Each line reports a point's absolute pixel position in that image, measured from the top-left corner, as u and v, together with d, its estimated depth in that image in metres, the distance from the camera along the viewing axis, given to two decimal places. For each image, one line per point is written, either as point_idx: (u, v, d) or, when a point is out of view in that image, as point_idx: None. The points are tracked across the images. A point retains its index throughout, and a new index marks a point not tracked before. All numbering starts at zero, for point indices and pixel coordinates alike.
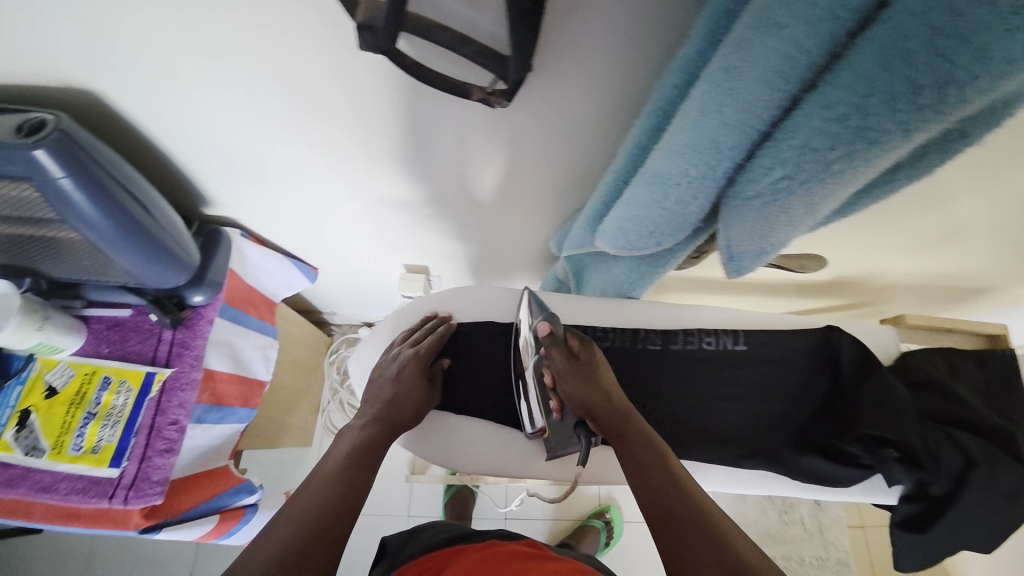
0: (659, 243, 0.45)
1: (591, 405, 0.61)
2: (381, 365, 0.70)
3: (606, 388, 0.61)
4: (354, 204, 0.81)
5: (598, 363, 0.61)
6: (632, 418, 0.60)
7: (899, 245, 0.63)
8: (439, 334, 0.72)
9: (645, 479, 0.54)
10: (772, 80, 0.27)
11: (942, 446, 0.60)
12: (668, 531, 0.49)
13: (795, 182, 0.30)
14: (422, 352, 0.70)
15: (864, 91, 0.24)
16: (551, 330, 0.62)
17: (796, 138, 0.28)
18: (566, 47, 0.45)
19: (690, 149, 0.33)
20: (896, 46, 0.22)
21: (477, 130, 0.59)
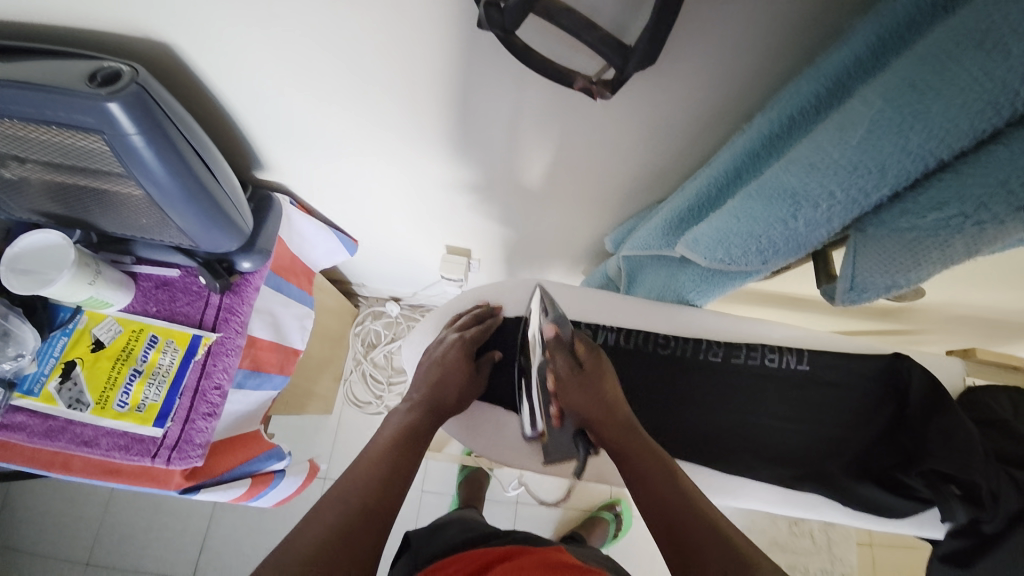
0: (764, 260, 0.42)
1: (593, 417, 0.60)
2: (428, 349, 0.69)
3: (607, 401, 0.60)
4: (409, 182, 0.78)
5: (600, 371, 0.61)
6: (636, 433, 0.58)
7: (988, 278, 0.60)
8: (486, 326, 0.70)
9: (653, 493, 0.52)
10: (981, 109, 0.24)
11: (1002, 486, 0.57)
12: (677, 543, 0.47)
13: (973, 222, 0.27)
14: (467, 338, 0.68)
15: None
16: (558, 333, 0.59)
17: (989, 174, 0.26)
18: (689, 39, 0.42)
19: (842, 171, 0.31)
20: None
21: (562, 119, 0.56)
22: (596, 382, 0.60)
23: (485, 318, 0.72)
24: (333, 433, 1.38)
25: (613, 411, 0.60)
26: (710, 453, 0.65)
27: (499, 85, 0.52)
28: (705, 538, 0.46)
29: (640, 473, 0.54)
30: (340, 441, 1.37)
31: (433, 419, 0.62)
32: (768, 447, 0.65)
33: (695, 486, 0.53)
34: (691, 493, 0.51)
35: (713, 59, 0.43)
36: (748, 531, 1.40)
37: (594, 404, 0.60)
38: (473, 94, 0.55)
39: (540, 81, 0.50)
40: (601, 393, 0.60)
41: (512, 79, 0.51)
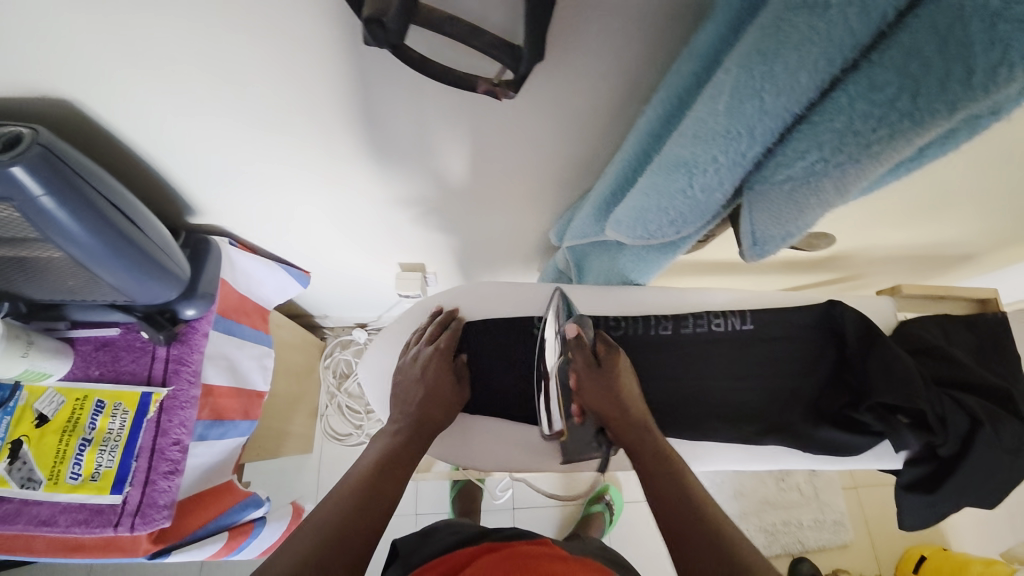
0: (678, 231, 0.45)
1: (607, 416, 0.61)
2: (403, 368, 0.68)
3: (622, 400, 0.61)
4: (348, 205, 0.78)
5: (612, 368, 0.62)
6: (648, 432, 0.60)
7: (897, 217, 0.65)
8: (453, 331, 0.71)
9: (657, 491, 0.55)
10: (820, 63, 0.26)
11: (947, 409, 0.60)
12: (677, 539, 0.50)
13: (838, 166, 0.30)
14: (443, 347, 0.69)
15: (914, 71, 0.24)
16: (580, 334, 0.62)
17: (836, 120, 0.28)
18: (576, 36, 0.44)
19: (721, 137, 0.33)
20: (957, 23, 0.22)
21: (481, 124, 0.57)
22: (609, 380, 0.62)
23: (449, 324, 0.72)
24: (317, 470, 1.34)
25: (625, 410, 0.61)
26: (675, 422, 0.67)
27: (413, 99, 0.54)
28: (703, 535, 0.49)
29: (647, 470, 0.57)
30: (325, 478, 1.34)
31: (414, 439, 0.61)
32: (729, 408, 0.68)
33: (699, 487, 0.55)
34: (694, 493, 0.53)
35: (603, 51, 0.46)
36: (739, 495, 1.45)
37: (608, 401, 0.61)
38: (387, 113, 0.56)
39: (449, 90, 0.52)
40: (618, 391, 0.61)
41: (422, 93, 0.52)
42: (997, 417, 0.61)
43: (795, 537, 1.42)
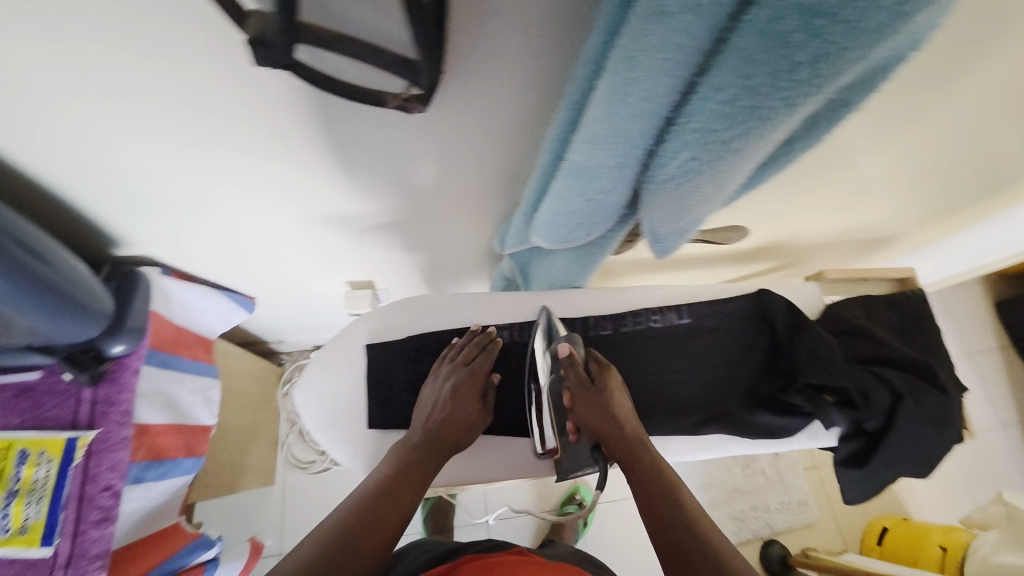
0: (590, 231, 0.46)
1: (603, 433, 0.59)
2: (428, 384, 0.64)
3: (616, 417, 0.59)
4: (281, 227, 0.76)
5: (606, 385, 0.61)
6: (643, 447, 0.59)
7: (812, 203, 0.69)
8: (487, 351, 0.65)
9: (656, 512, 0.53)
10: (670, 66, 0.27)
11: (869, 385, 0.63)
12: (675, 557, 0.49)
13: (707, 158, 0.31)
14: (475, 369, 0.64)
15: (749, 72, 0.25)
16: (571, 351, 0.62)
17: (694, 121, 0.29)
18: (478, 47, 0.44)
19: (603, 141, 0.34)
20: (774, 25, 0.23)
21: (402, 140, 0.57)
22: (602, 397, 0.60)
23: (488, 345, 0.67)
24: (281, 503, 1.29)
25: (622, 427, 0.59)
26: None
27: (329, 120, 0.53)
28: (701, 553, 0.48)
29: (645, 491, 0.55)
30: (289, 509, 1.29)
31: (420, 467, 0.58)
32: (672, 401, 0.69)
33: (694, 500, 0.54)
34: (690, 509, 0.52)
35: (508, 61, 0.46)
36: (707, 485, 1.48)
37: (604, 417, 0.59)
38: (304, 134, 0.54)
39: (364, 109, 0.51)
40: (611, 409, 0.60)
41: (336, 114, 0.51)
42: (918, 390, 0.64)
43: (763, 521, 1.46)
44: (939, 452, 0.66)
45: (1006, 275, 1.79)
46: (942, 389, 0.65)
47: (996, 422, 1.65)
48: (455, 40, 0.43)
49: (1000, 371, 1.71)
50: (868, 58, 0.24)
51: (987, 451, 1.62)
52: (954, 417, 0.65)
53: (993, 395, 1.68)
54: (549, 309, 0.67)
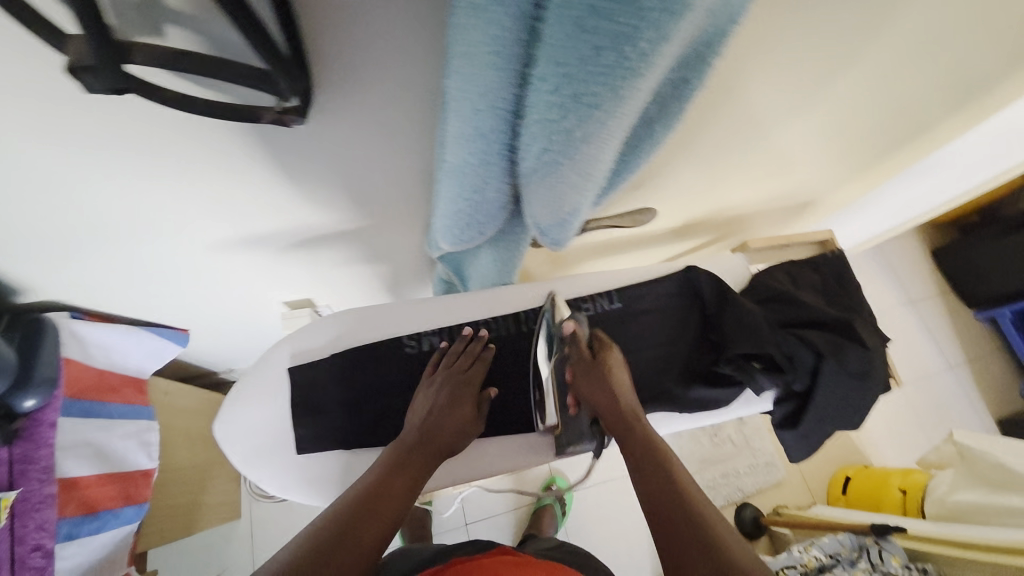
0: (483, 231, 0.44)
1: (602, 408, 0.59)
2: (424, 384, 0.61)
3: (616, 393, 0.58)
4: (196, 256, 0.72)
5: (609, 360, 0.60)
6: (640, 425, 0.57)
7: (717, 154, 0.70)
8: (481, 358, 0.63)
9: (648, 484, 0.52)
10: (492, 61, 0.26)
11: (792, 348, 0.66)
12: (667, 535, 0.48)
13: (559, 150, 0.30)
14: (470, 375, 0.61)
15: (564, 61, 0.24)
16: (575, 330, 0.61)
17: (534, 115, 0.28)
18: (345, 56, 0.42)
19: (460, 141, 0.32)
20: (568, 12, 0.22)
21: (296, 156, 0.54)
22: (605, 373, 0.59)
23: (481, 352, 0.64)
24: (249, 536, 1.25)
25: (619, 401, 0.58)
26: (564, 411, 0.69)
27: (211, 142, 0.50)
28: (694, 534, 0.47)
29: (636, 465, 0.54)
30: (259, 541, 1.25)
31: (407, 474, 0.53)
32: None
33: (690, 481, 0.52)
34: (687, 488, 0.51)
35: (385, 69, 0.44)
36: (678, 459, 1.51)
37: (605, 390, 0.58)
38: (191, 159, 0.52)
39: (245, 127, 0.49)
40: (611, 384, 0.58)
41: (218, 134, 0.49)
42: (839, 347, 0.66)
43: (734, 486, 1.51)
44: (866, 404, 0.69)
45: (938, 224, 1.88)
46: (862, 342, 0.67)
47: (942, 363, 1.74)
48: (321, 48, 0.41)
49: (941, 315, 1.80)
50: (679, 38, 0.24)
51: (936, 392, 1.70)
52: (878, 371, 0.67)
53: (937, 339, 1.77)
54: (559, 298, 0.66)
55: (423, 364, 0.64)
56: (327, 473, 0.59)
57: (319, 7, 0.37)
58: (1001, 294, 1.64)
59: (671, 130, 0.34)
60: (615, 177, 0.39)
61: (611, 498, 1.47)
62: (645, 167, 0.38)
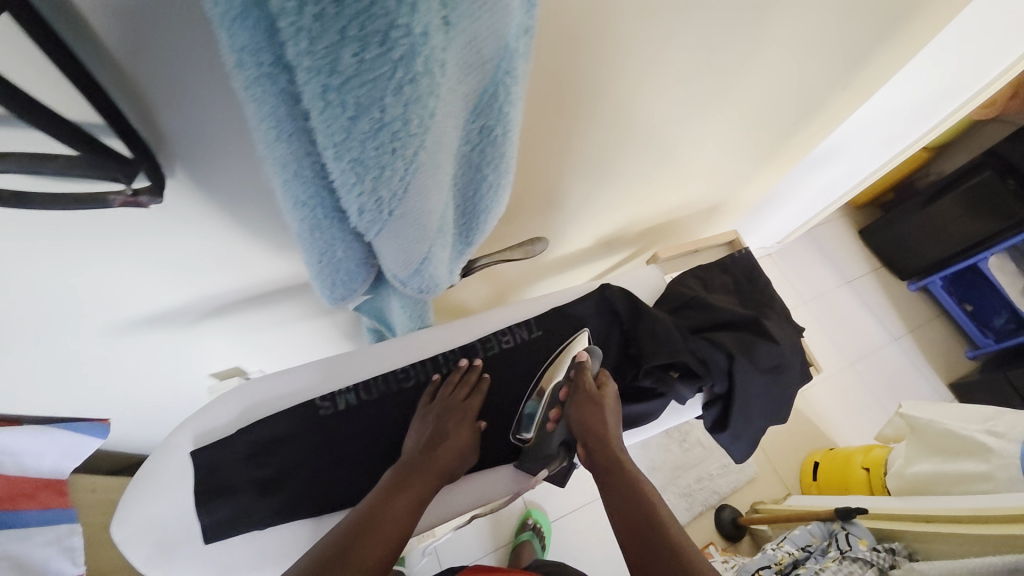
0: (354, 289, 0.43)
1: (586, 430, 0.63)
2: (442, 396, 0.65)
3: (606, 420, 0.63)
4: (96, 345, 0.68)
5: (606, 394, 0.65)
6: (621, 463, 0.59)
7: (607, 169, 0.73)
8: (482, 391, 0.67)
9: (620, 506, 0.55)
10: (274, 133, 0.26)
11: (704, 351, 0.67)
12: (645, 572, 0.48)
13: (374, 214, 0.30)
14: (472, 406, 0.65)
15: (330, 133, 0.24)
16: (587, 361, 0.67)
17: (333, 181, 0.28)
18: (190, 136, 0.41)
19: (285, 207, 0.32)
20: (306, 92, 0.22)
21: (172, 240, 0.53)
22: (598, 404, 0.64)
23: (476, 382, 0.67)
24: None
25: (604, 429, 0.62)
26: (495, 448, 0.69)
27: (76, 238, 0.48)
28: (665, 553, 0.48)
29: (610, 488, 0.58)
30: None
31: (409, 495, 0.55)
32: None
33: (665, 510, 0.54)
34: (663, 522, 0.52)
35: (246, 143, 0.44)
36: (653, 471, 1.50)
37: (595, 419, 0.63)
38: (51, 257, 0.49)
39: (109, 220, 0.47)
40: (602, 413, 0.63)
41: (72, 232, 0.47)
42: (749, 345, 0.69)
43: (711, 490, 1.50)
44: (785, 395, 0.71)
45: (858, 206, 2.01)
46: (770, 336, 0.70)
47: (888, 336, 1.82)
48: (166, 129, 0.40)
49: (879, 291, 1.89)
50: (440, 98, 0.25)
51: (887, 365, 1.77)
52: (790, 361, 0.70)
53: (878, 314, 1.85)
54: (585, 333, 0.70)
55: (339, 424, 0.62)
56: (245, 553, 0.57)
57: (148, 93, 0.37)
58: (931, 263, 1.74)
59: (499, 169, 0.35)
60: (467, 214, 0.39)
61: (591, 523, 1.43)
62: (493, 207, 0.38)
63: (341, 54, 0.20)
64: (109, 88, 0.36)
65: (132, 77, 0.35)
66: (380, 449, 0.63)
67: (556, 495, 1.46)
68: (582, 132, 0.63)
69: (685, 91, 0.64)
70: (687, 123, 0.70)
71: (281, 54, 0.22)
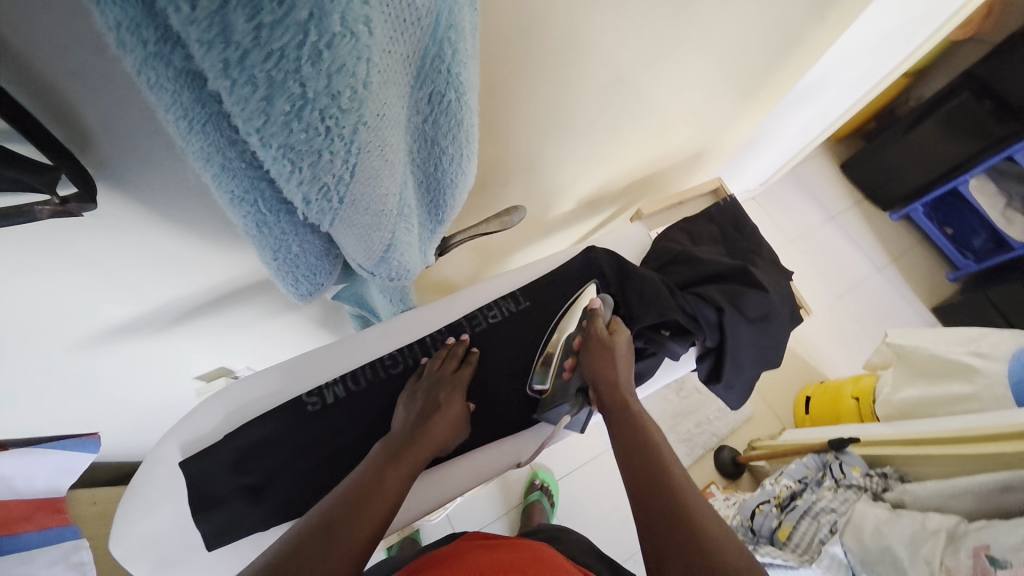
0: (323, 284, 0.40)
1: (600, 378, 0.61)
2: (432, 368, 0.64)
3: (618, 366, 0.61)
4: (66, 364, 0.65)
5: (618, 340, 0.63)
6: (632, 411, 0.58)
7: (582, 127, 0.69)
8: (472, 360, 0.66)
9: (630, 458, 0.53)
10: (187, 125, 0.23)
11: (692, 306, 0.67)
12: (648, 524, 0.46)
13: (319, 207, 0.27)
14: (463, 376, 0.64)
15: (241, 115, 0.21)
16: (599, 307, 0.66)
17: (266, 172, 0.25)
18: (122, 140, 0.37)
19: (224, 206, 0.29)
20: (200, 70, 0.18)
21: (124, 248, 0.49)
22: (608, 350, 0.62)
23: (466, 355, 0.66)
24: None
25: (617, 377, 0.60)
26: (491, 423, 0.68)
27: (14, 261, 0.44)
28: (670, 505, 0.46)
29: (620, 439, 0.56)
30: None
31: (401, 467, 0.55)
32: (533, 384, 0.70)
33: (678, 465, 0.51)
34: (671, 471, 0.49)
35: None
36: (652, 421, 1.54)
37: (608, 367, 0.61)
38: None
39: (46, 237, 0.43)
40: (615, 361, 0.61)
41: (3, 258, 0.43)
42: (738, 295, 0.68)
43: (709, 432, 1.56)
44: (777, 341, 0.71)
45: (840, 139, 1.98)
46: (759, 284, 0.69)
47: (872, 267, 1.83)
48: (92, 130, 0.36)
49: (862, 223, 1.90)
50: (370, 66, 0.21)
51: (874, 296, 1.79)
52: (779, 307, 0.70)
53: (862, 246, 1.86)
54: (594, 283, 0.70)
55: (330, 417, 0.61)
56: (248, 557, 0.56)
57: (63, 91, 0.32)
58: (912, 191, 1.74)
59: (458, 141, 0.31)
60: (434, 191, 0.36)
61: (597, 476, 1.48)
62: (461, 180, 0.35)
63: (232, 21, 0.17)
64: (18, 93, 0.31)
65: (36, 74, 0.30)
66: (375, 437, 0.62)
67: (560, 454, 1.49)
68: (554, 89, 0.59)
69: (658, 33, 0.58)
70: (663, 67, 0.65)
71: (167, 28, 0.19)
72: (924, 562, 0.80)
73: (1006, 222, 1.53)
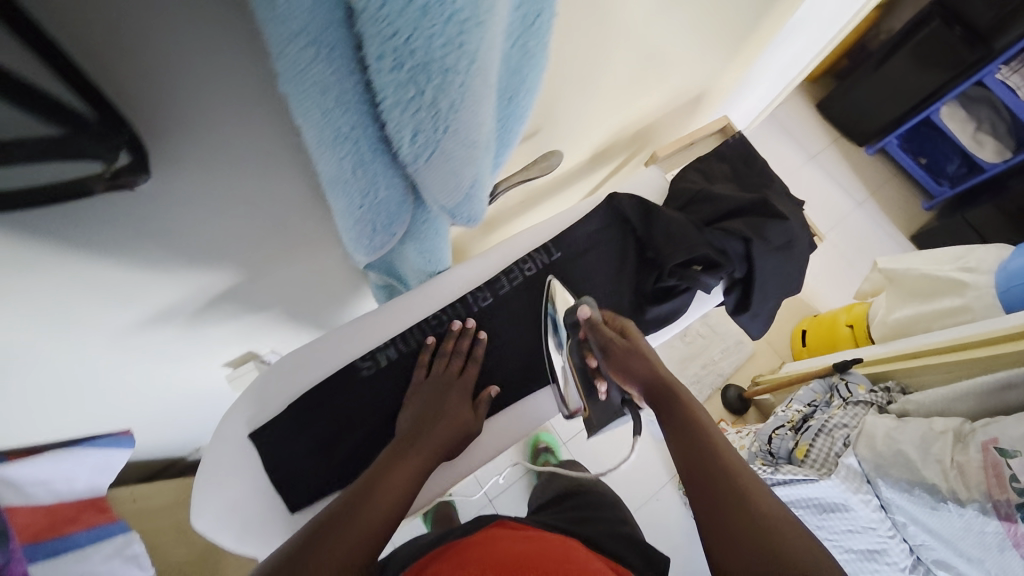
0: (394, 232, 0.40)
1: (638, 378, 0.60)
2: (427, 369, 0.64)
3: (648, 364, 0.60)
4: (103, 357, 0.63)
5: (635, 339, 0.62)
6: (680, 399, 0.58)
7: (599, 73, 0.69)
8: (473, 356, 0.66)
9: (678, 446, 0.54)
10: (320, 53, 0.23)
11: (719, 240, 0.70)
12: (705, 501, 0.49)
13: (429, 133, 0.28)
14: (466, 373, 0.64)
15: (389, 30, 0.21)
16: (590, 315, 0.63)
17: (387, 98, 0.25)
18: (173, 110, 0.36)
19: (323, 149, 0.29)
20: None
21: (170, 226, 0.48)
22: (631, 353, 0.61)
23: (469, 349, 0.66)
24: None
25: (658, 372, 0.60)
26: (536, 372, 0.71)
27: (65, 246, 0.42)
28: (727, 488, 0.49)
29: (668, 425, 0.56)
30: None
31: (409, 462, 0.55)
32: None
33: (732, 451, 0.53)
34: (724, 457, 0.52)
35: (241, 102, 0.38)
36: None
37: (641, 369, 0.60)
38: (29, 273, 0.43)
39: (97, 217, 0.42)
40: (647, 361, 0.60)
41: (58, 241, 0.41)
42: (762, 225, 0.70)
43: (713, 372, 1.63)
44: (798, 266, 0.74)
45: (815, 79, 2.01)
46: (780, 213, 0.72)
47: (853, 202, 1.90)
48: (144, 100, 0.34)
49: (842, 160, 1.95)
50: None
51: (856, 229, 1.87)
52: (800, 235, 0.73)
53: (843, 183, 1.93)
54: (554, 283, 0.69)
55: (385, 379, 0.63)
56: None
57: (121, 58, 0.30)
58: (886, 126, 1.80)
59: (538, 66, 0.32)
60: (506, 128, 0.37)
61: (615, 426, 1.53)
62: (531, 110, 0.36)
63: None
64: (79, 61, 0.29)
65: (92, 38, 0.28)
66: None
67: None
68: (577, 32, 0.58)
69: None
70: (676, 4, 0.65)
71: None
72: (936, 460, 0.88)
73: (977, 145, 1.60)
